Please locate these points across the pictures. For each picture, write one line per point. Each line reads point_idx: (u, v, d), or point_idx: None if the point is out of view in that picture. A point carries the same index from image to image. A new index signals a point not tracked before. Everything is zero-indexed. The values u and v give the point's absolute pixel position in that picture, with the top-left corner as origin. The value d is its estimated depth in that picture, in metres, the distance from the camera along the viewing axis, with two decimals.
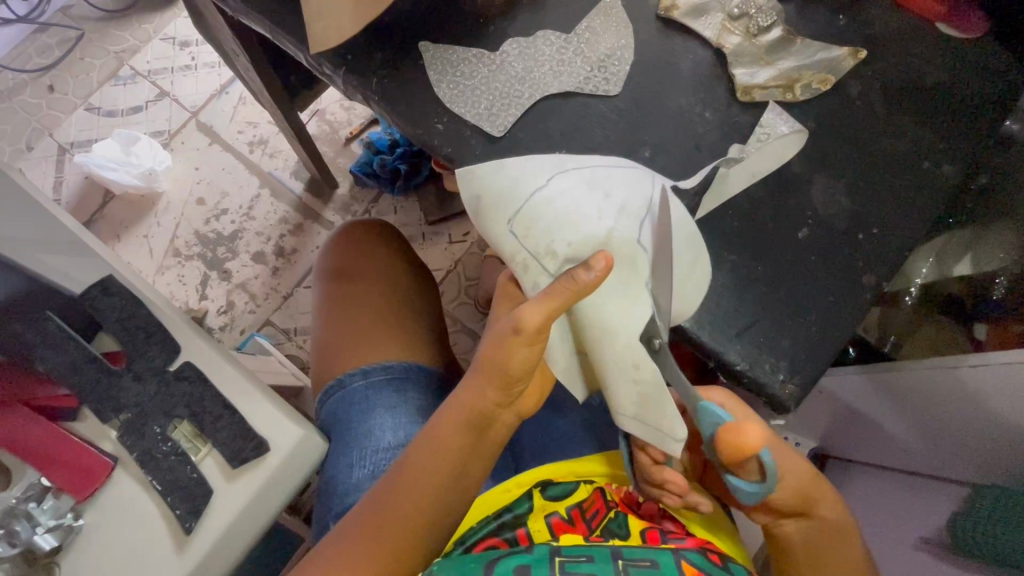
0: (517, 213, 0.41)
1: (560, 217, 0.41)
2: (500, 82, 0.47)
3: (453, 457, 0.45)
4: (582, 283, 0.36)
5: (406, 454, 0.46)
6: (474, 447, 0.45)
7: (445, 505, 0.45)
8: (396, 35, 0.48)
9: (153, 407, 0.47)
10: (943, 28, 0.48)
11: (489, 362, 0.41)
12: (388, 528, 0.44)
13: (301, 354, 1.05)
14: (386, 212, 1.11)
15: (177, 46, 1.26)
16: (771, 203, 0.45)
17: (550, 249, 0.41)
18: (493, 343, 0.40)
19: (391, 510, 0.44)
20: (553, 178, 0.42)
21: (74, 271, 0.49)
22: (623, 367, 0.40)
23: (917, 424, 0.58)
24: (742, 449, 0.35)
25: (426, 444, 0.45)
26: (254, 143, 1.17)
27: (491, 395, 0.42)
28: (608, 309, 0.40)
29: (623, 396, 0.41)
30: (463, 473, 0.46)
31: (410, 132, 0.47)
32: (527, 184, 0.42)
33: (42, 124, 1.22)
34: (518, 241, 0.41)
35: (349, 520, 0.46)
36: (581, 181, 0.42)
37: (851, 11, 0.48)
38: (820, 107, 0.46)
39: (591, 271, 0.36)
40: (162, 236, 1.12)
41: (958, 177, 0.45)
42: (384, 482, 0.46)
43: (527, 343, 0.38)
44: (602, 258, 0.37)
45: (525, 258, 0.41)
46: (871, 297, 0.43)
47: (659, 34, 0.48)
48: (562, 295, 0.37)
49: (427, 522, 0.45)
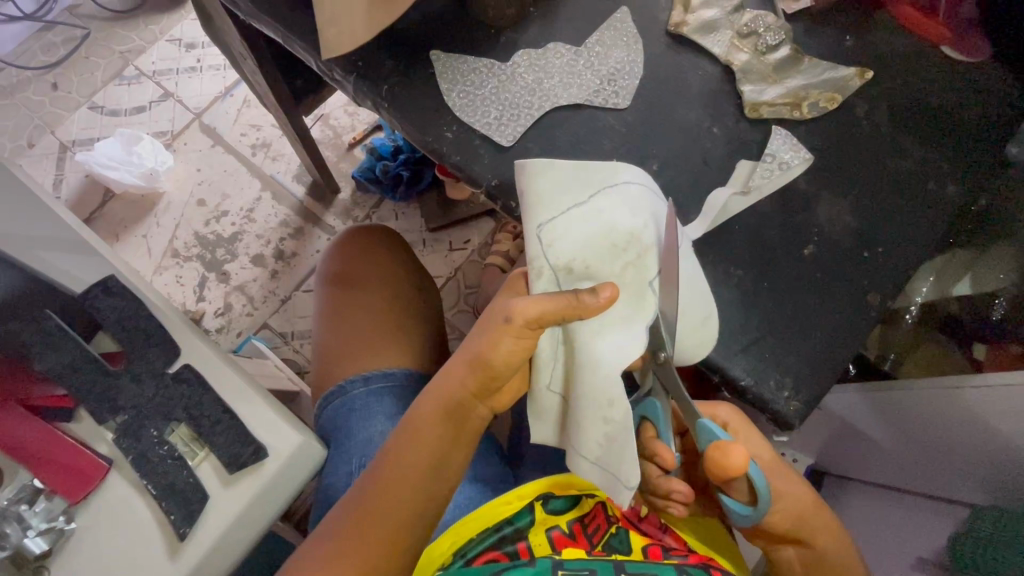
0: (549, 221, 0.40)
1: (586, 238, 0.40)
2: (510, 93, 0.47)
3: (433, 448, 0.44)
4: (585, 303, 0.38)
5: (383, 452, 0.45)
6: (452, 436, 0.44)
7: (429, 498, 0.44)
8: (407, 44, 0.49)
9: (152, 410, 0.47)
10: (947, 50, 0.48)
11: (474, 349, 0.41)
12: (372, 522, 0.43)
13: (297, 359, 1.05)
14: (387, 218, 1.11)
15: (183, 47, 1.26)
16: (778, 219, 0.45)
17: (569, 265, 0.40)
18: (481, 332, 0.40)
19: (374, 505, 0.43)
20: (594, 197, 0.40)
21: (77, 270, 0.49)
22: (597, 402, 0.40)
23: (913, 443, 0.58)
24: (725, 470, 0.36)
25: (405, 437, 0.44)
26: (257, 145, 1.17)
27: (472, 382, 0.42)
28: (605, 341, 0.40)
29: (589, 435, 0.41)
30: (442, 467, 0.44)
31: (418, 139, 0.47)
32: (568, 195, 0.40)
33: (45, 121, 1.22)
34: (542, 249, 0.40)
35: (333, 520, 0.44)
36: (625, 202, 0.40)
37: (858, 31, 0.49)
38: (827, 125, 0.46)
39: (596, 297, 0.38)
40: (161, 237, 1.12)
41: (963, 198, 0.46)
42: (365, 480, 0.45)
43: (516, 334, 0.39)
44: (608, 287, 0.38)
45: (541, 265, 0.40)
46: (877, 315, 0.43)
47: (668, 50, 0.49)
48: (560, 304, 0.38)
49: (410, 517, 0.43)
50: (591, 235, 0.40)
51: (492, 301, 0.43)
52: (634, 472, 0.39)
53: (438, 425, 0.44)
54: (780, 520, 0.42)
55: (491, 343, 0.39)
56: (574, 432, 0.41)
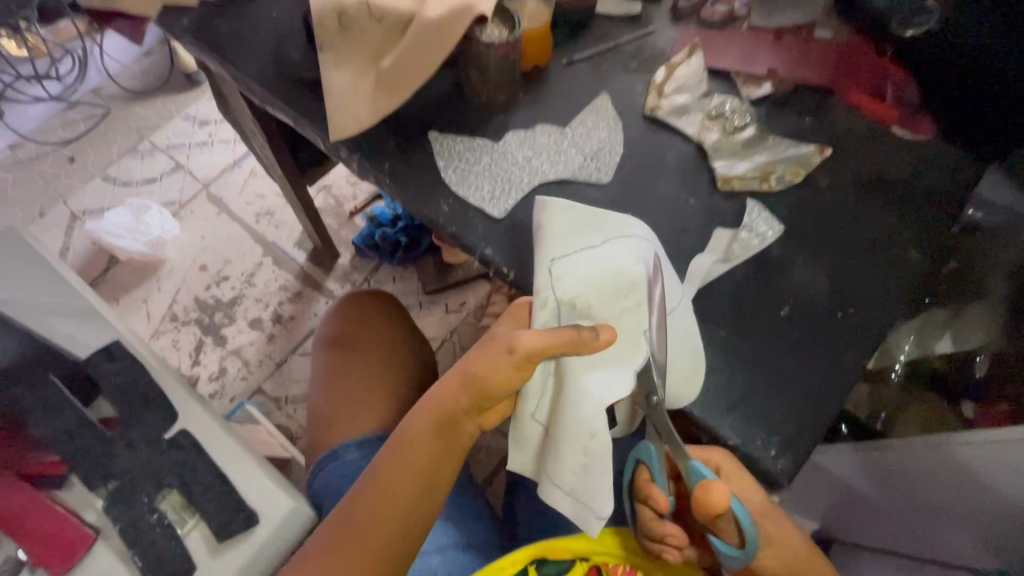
0: (561, 257, 0.43)
1: (594, 279, 0.43)
2: (502, 169, 0.51)
3: (422, 467, 0.44)
4: (586, 340, 0.39)
5: (372, 468, 0.45)
6: (443, 454, 0.45)
7: (415, 520, 0.44)
8: (408, 127, 0.53)
9: (144, 476, 0.47)
10: (897, 130, 0.53)
11: (472, 368, 0.42)
12: (359, 539, 0.42)
13: (290, 424, 1.04)
14: (385, 282, 1.14)
15: (197, 124, 1.35)
16: (754, 283, 0.47)
17: (573, 301, 0.43)
18: (480, 353, 0.41)
19: (360, 524, 0.43)
20: (606, 244, 0.44)
21: (84, 337, 0.51)
22: (579, 434, 0.40)
23: (907, 504, 0.58)
24: (711, 508, 0.38)
25: (395, 454, 0.44)
26: (261, 214, 1.22)
27: (466, 399, 0.43)
28: (596, 375, 0.41)
29: (565, 463, 0.41)
30: (430, 488, 0.44)
31: (417, 211, 0.51)
32: (582, 238, 0.44)
33: (58, 192, 1.28)
34: (551, 282, 0.43)
35: (314, 546, 0.43)
36: (631, 254, 0.43)
37: (817, 113, 0.54)
38: (793, 196, 0.50)
39: (595, 336, 0.40)
40: (161, 301, 1.14)
41: (927, 261, 0.48)
42: (351, 501, 0.44)
43: (515, 363, 0.40)
44: (607, 329, 0.40)
45: (547, 296, 0.42)
46: (856, 373, 0.45)
47: (646, 130, 0.53)
48: (562, 339, 0.39)
49: (396, 538, 0.43)
50: (598, 277, 0.43)
51: (496, 323, 0.44)
52: (608, 504, 0.40)
53: (430, 443, 0.44)
54: (771, 564, 0.44)
55: (490, 365, 0.40)
56: (552, 460, 0.42)
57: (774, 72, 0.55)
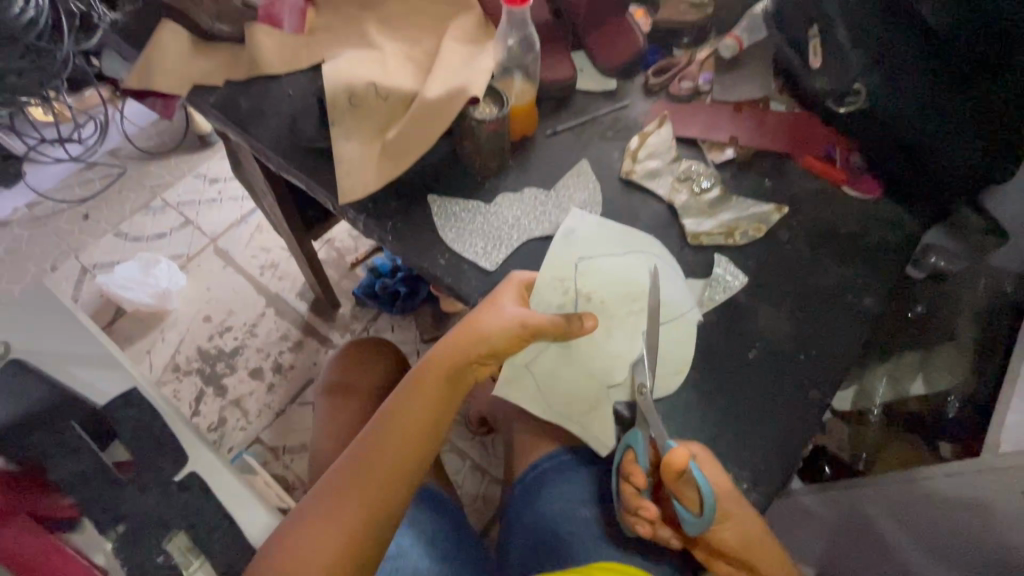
0: (589, 258, 0.54)
1: (610, 280, 0.53)
2: (494, 227, 0.57)
3: (429, 406, 0.50)
4: (574, 327, 0.49)
5: (385, 407, 0.51)
6: (448, 402, 0.51)
7: (423, 454, 0.50)
8: (409, 190, 0.59)
9: (152, 518, 0.49)
10: (849, 190, 0.59)
11: (478, 326, 0.48)
12: (371, 475, 0.48)
13: (286, 474, 1.05)
14: (384, 331, 1.18)
15: (208, 182, 1.42)
16: (724, 328, 0.52)
17: (592, 294, 0.53)
18: (486, 316, 0.49)
19: (374, 455, 0.49)
20: (626, 257, 0.54)
21: (105, 385, 0.54)
22: (572, 388, 0.52)
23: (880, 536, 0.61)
24: (674, 465, 0.40)
25: (407, 394, 0.50)
26: (265, 266, 1.27)
27: (471, 353, 0.49)
28: (601, 349, 0.52)
29: (554, 402, 0.52)
30: (436, 425, 0.51)
31: (416, 265, 0.56)
32: (605, 248, 0.55)
33: (71, 247, 1.34)
34: (576, 274, 0.54)
35: (331, 476, 0.49)
36: (641, 268, 0.54)
37: (774, 175, 0.60)
38: (757, 249, 0.56)
39: (581, 324, 0.50)
40: (164, 352, 1.17)
41: (881, 308, 0.53)
42: (365, 437, 0.50)
43: (518, 333, 0.48)
44: (591, 318, 0.50)
45: (569, 283, 0.53)
46: (821, 411, 0.48)
47: (623, 192, 0.59)
48: (559, 323, 0.49)
49: (404, 469, 0.49)
50: (613, 281, 0.53)
51: (496, 287, 0.52)
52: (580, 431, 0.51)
53: (437, 388, 0.50)
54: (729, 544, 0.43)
55: (495, 328, 0.48)
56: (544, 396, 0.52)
57: (735, 139, 0.62)
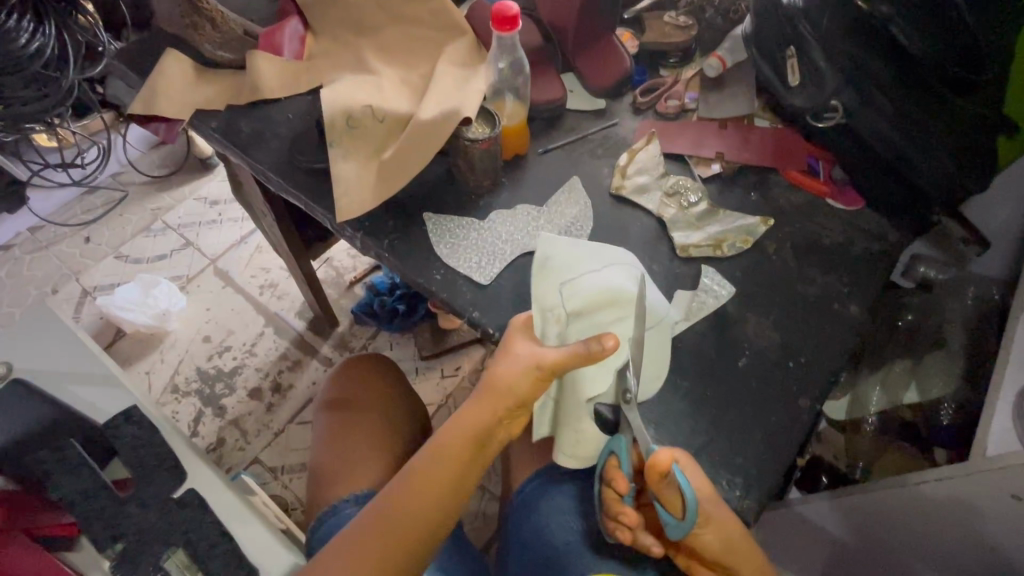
0: (569, 280, 0.54)
1: (594, 294, 0.54)
2: (487, 244, 0.58)
3: (456, 467, 0.47)
4: (592, 351, 0.44)
5: (410, 466, 0.48)
6: (475, 458, 0.48)
7: (449, 515, 0.47)
8: (404, 207, 0.61)
9: (152, 536, 0.49)
10: (832, 202, 0.61)
11: (503, 380, 0.46)
12: (396, 538, 0.45)
13: (285, 494, 1.05)
14: (383, 348, 1.19)
15: (209, 204, 1.45)
16: (714, 338, 0.53)
17: (578, 310, 0.53)
18: (512, 369, 0.46)
19: (398, 520, 0.45)
20: (606, 268, 0.55)
21: (103, 403, 0.55)
22: (574, 413, 0.53)
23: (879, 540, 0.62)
24: (654, 467, 0.41)
25: (433, 455, 0.47)
26: (264, 286, 1.28)
27: (498, 410, 0.47)
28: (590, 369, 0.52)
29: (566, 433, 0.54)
30: (462, 486, 0.48)
31: (412, 280, 0.57)
32: (585, 263, 0.55)
33: (72, 270, 1.36)
34: (560, 298, 0.54)
35: (350, 539, 0.46)
36: (625, 275, 0.54)
37: (760, 189, 0.62)
38: (744, 261, 0.57)
39: (602, 345, 0.44)
40: (163, 373, 1.18)
41: (866, 316, 0.54)
42: (388, 500, 0.47)
43: (541, 379, 0.46)
44: (612, 337, 0.44)
45: (554, 309, 0.53)
46: (810, 417, 0.49)
47: (613, 207, 0.61)
48: (575, 355, 0.45)
49: (429, 533, 0.46)
50: (596, 296, 0.54)
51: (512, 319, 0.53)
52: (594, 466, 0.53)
53: (465, 447, 0.47)
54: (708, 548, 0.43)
55: (522, 382, 0.46)
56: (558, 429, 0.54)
57: (721, 155, 0.64)
